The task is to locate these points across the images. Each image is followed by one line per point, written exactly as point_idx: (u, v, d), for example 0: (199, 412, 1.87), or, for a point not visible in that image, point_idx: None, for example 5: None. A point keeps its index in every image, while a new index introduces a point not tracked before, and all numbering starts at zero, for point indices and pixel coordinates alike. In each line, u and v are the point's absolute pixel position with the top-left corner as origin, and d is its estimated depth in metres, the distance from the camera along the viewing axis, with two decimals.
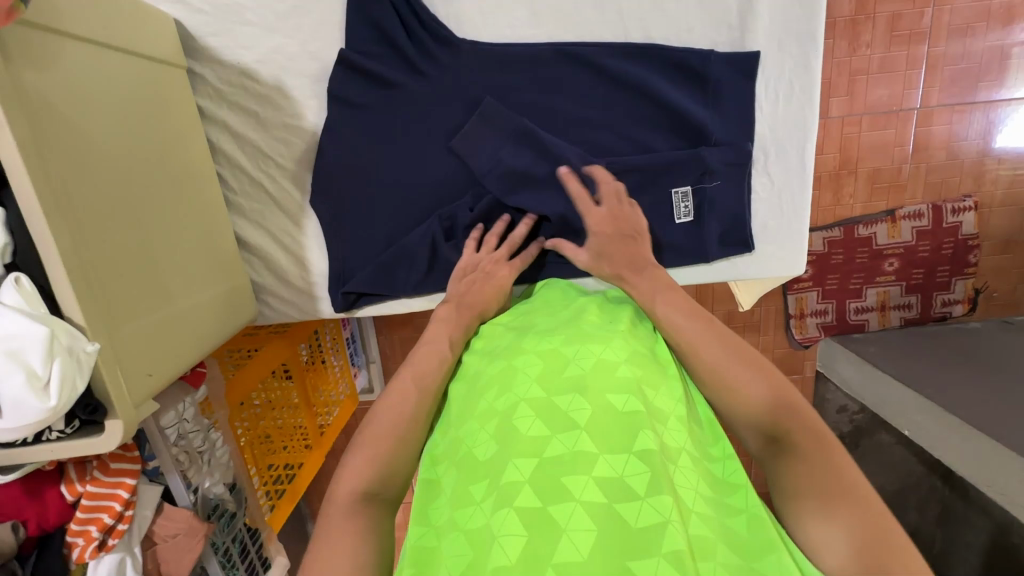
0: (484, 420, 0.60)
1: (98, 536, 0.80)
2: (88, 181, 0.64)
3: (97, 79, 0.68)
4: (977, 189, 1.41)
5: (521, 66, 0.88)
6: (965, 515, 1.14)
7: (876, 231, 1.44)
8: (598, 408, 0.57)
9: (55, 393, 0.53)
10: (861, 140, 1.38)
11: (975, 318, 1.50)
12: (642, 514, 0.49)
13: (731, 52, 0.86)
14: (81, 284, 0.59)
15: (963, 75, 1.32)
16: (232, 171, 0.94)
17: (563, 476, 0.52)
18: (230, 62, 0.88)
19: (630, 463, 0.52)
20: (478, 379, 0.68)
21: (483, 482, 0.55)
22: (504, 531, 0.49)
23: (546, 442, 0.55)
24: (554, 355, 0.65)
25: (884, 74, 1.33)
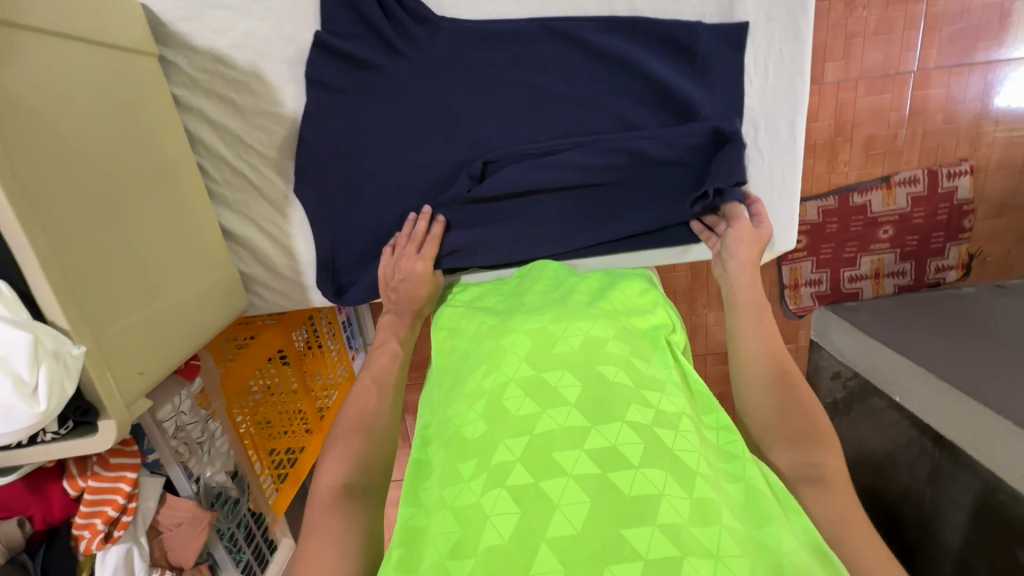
0: (472, 399, 0.64)
1: (103, 528, 0.81)
2: (62, 180, 0.63)
3: (64, 74, 0.66)
4: (973, 153, 1.39)
5: (503, 43, 0.85)
6: (954, 475, 1.13)
7: (870, 198, 1.42)
8: (588, 382, 0.61)
9: (44, 398, 0.53)
10: (856, 105, 1.36)
11: (969, 283, 1.50)
12: (637, 483, 0.51)
13: (719, 23, 0.84)
14: (63, 289, 0.59)
15: (962, 36, 1.29)
16: (213, 161, 0.92)
17: (555, 451, 0.54)
18: (202, 48, 0.86)
19: (624, 433, 0.55)
20: (467, 362, 0.71)
21: (471, 460, 0.57)
22: (498, 511, 0.51)
23: (536, 419, 0.58)
24: (542, 333, 0.68)
25: (880, 36, 1.30)
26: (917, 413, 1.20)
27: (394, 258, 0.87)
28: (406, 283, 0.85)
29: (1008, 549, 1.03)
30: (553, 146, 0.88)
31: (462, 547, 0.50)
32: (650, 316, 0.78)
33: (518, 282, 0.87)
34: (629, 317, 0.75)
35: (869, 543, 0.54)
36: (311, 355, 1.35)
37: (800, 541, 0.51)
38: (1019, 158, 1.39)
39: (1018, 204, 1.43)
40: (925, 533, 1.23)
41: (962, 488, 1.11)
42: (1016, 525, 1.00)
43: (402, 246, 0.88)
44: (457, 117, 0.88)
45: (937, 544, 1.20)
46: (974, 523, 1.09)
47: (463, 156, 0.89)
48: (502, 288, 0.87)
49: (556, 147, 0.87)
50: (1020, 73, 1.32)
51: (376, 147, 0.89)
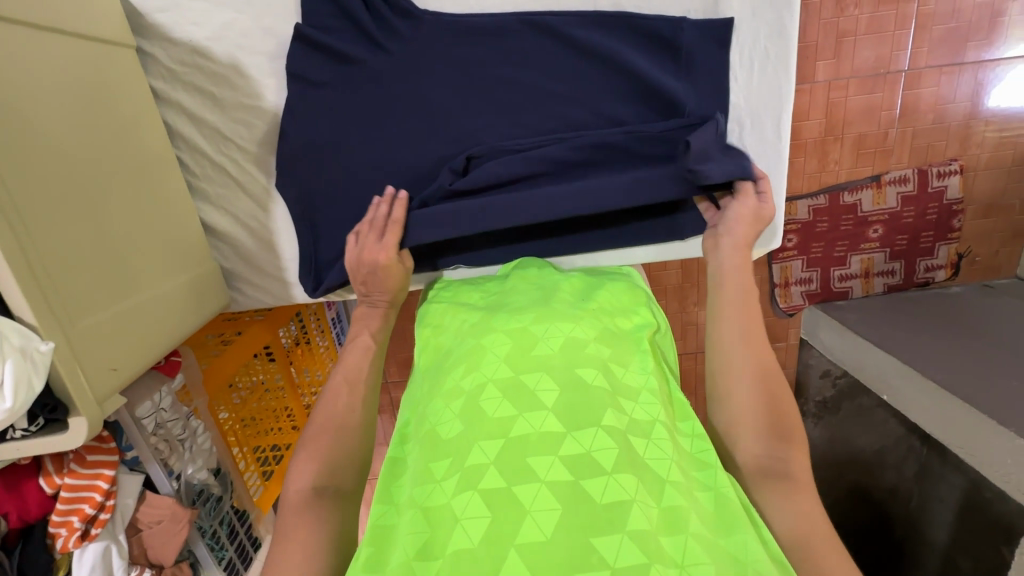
0: (450, 398, 0.63)
1: (80, 526, 0.80)
2: (32, 174, 0.62)
3: (40, 66, 0.65)
4: (963, 153, 1.39)
5: (485, 37, 0.84)
6: (942, 473, 1.25)
7: (861, 197, 1.42)
8: (566, 386, 0.60)
9: (10, 395, 0.52)
10: (847, 104, 1.35)
11: (957, 282, 1.50)
12: (609, 490, 0.51)
13: (704, 19, 0.83)
14: (30, 284, 0.58)
15: (953, 35, 1.29)
16: (193, 155, 0.91)
17: (529, 456, 0.54)
18: (181, 40, 0.84)
19: (598, 438, 0.55)
20: (447, 361, 0.71)
21: (445, 461, 0.57)
22: (469, 514, 0.51)
23: (512, 422, 0.58)
24: (523, 333, 0.68)
25: (872, 35, 1.30)
26: (906, 412, 1.23)
27: (358, 247, 0.85)
28: (374, 275, 0.83)
29: (992, 548, 1.11)
30: (539, 142, 0.87)
31: (431, 548, 0.50)
32: (632, 317, 0.78)
33: (503, 280, 0.86)
34: (610, 318, 0.75)
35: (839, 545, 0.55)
36: (298, 352, 1.34)
37: (761, 548, 0.52)
38: (1008, 158, 1.39)
39: (1007, 205, 1.43)
40: (912, 526, 1.34)
41: (949, 486, 1.23)
42: (1001, 522, 1.08)
43: (365, 234, 0.85)
44: (439, 110, 0.87)
45: (923, 538, 1.31)
46: (960, 520, 1.20)
47: (445, 151, 0.89)
48: (484, 285, 0.86)
49: (541, 143, 0.87)
50: (1010, 73, 1.32)
51: (359, 142, 0.88)
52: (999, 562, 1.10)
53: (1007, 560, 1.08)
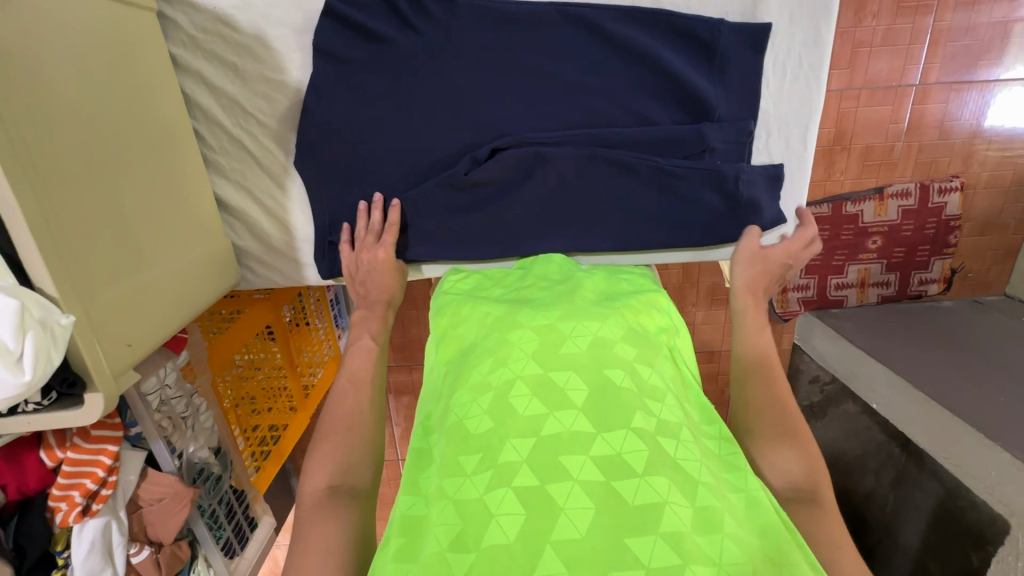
0: (478, 394, 0.63)
1: (81, 501, 0.78)
2: (52, 138, 0.59)
3: (61, 24, 0.62)
4: (964, 170, 1.41)
5: (516, 25, 0.83)
6: (918, 480, 1.22)
7: (863, 208, 1.43)
8: (596, 387, 0.61)
9: (29, 367, 0.50)
10: (857, 115, 1.36)
11: (948, 297, 1.52)
12: (640, 491, 0.52)
13: (741, 23, 0.82)
14: (50, 253, 0.55)
15: (965, 52, 1.30)
16: (210, 127, 0.88)
17: (562, 454, 0.55)
18: (205, 6, 0.80)
19: (628, 440, 0.55)
20: (471, 355, 0.71)
21: (475, 455, 0.57)
22: (503, 509, 0.51)
23: (544, 420, 0.58)
24: (549, 330, 0.68)
25: (886, 47, 1.30)
26: (892, 420, 1.25)
27: (354, 251, 0.88)
28: (371, 273, 0.85)
29: (963, 554, 1.12)
30: (566, 137, 0.86)
31: (463, 541, 0.51)
32: (654, 318, 0.79)
33: (526, 274, 0.87)
34: (634, 317, 0.76)
35: (843, 550, 0.57)
36: (297, 331, 1.31)
37: (800, 556, 0.52)
38: (1007, 178, 1.41)
39: (1002, 224, 1.46)
40: (885, 532, 1.33)
41: (925, 493, 1.21)
42: (972, 530, 1.09)
43: (360, 238, 0.88)
44: (467, 97, 0.85)
45: (894, 544, 1.31)
46: (934, 527, 1.20)
47: (471, 138, 0.87)
48: (504, 280, 0.86)
49: (568, 139, 0.86)
50: (1013, 92, 1.33)
51: (382, 125, 0.86)
52: (968, 567, 1.11)
53: (977, 566, 1.09)
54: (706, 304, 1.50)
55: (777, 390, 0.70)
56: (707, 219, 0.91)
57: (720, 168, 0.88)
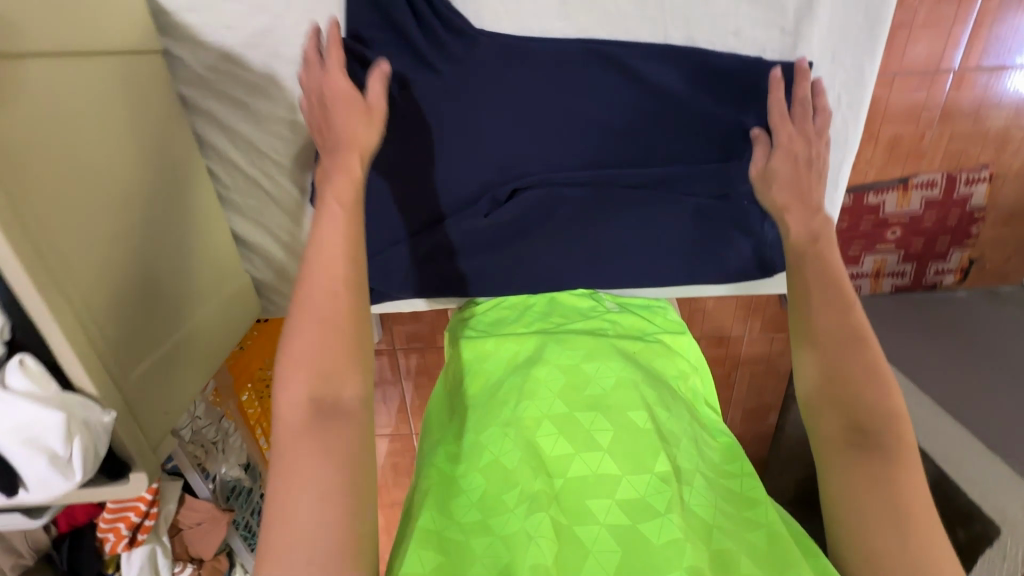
0: (507, 429, 0.68)
1: (127, 533, 0.84)
2: (87, 226, 0.59)
3: (67, 92, 0.58)
4: (995, 159, 1.29)
5: (540, 59, 0.78)
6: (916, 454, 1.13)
7: (885, 199, 1.30)
8: (620, 428, 0.67)
9: (79, 467, 0.52)
10: (887, 104, 1.21)
11: (963, 286, 1.43)
12: (663, 532, 0.58)
13: (781, 61, 0.77)
14: (86, 353, 0.55)
15: (1013, 34, 1.16)
16: (224, 166, 0.85)
17: (589, 499, 0.62)
18: (214, 44, 0.76)
19: (652, 483, 0.62)
20: (495, 393, 0.75)
21: (514, 490, 0.62)
22: (540, 533, 0.57)
23: (570, 461, 0.65)
24: (574, 371, 0.74)
25: (926, 30, 1.14)
26: None
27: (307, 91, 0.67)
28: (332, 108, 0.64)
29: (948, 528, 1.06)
30: (592, 177, 0.84)
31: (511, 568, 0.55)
32: (676, 361, 0.81)
33: (551, 309, 0.87)
34: (651, 360, 0.79)
35: None
36: None
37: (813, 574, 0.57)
38: None
39: None
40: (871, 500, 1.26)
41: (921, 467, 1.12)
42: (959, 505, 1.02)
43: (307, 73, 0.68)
44: (487, 135, 0.82)
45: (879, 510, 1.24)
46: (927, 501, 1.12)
47: (491, 177, 0.84)
48: (526, 312, 0.87)
49: (593, 179, 0.84)
50: None
51: (399, 163, 0.83)
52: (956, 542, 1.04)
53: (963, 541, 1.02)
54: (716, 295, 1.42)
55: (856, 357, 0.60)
56: (734, 260, 0.90)
57: (746, 210, 0.86)
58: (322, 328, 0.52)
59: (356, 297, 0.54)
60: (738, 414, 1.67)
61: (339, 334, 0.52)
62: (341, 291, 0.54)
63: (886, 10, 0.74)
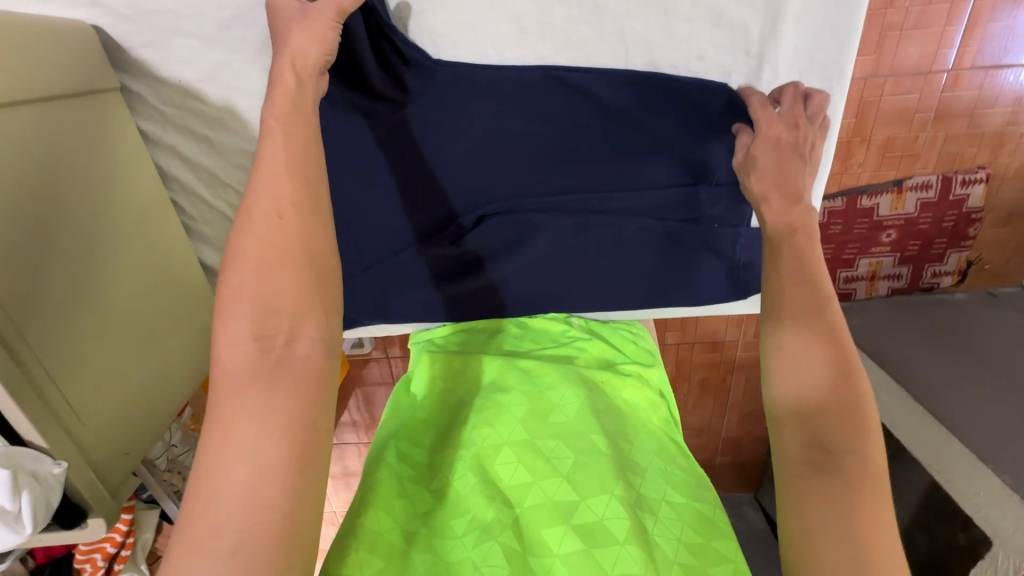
0: (464, 453, 0.69)
1: (103, 564, 0.86)
2: (42, 276, 0.59)
3: (15, 143, 0.58)
4: (992, 160, 1.20)
5: (501, 88, 0.77)
6: (914, 460, 1.14)
7: (879, 202, 1.23)
8: (578, 455, 0.68)
9: (30, 519, 0.53)
10: (880, 106, 1.14)
11: (961, 289, 1.34)
12: (617, 561, 0.58)
13: (744, 86, 0.76)
14: (35, 406, 0.55)
15: (1010, 33, 1.07)
16: (188, 198, 0.85)
17: (543, 527, 0.62)
18: (171, 80, 0.76)
19: (610, 509, 0.62)
20: (457, 410, 0.76)
21: (464, 517, 0.64)
22: (487, 563, 0.58)
23: (528, 489, 0.65)
24: (539, 398, 0.74)
25: (919, 32, 1.06)
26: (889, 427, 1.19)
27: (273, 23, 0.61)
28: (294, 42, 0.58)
29: (948, 530, 1.09)
30: (561, 201, 0.83)
31: None
32: (644, 392, 0.80)
33: (524, 333, 0.87)
34: (621, 387, 0.79)
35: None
36: None
37: None
38: None
39: None
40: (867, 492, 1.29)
41: (919, 472, 1.13)
42: (960, 513, 1.05)
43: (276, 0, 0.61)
44: (451, 165, 0.81)
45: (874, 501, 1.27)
46: (922, 502, 1.14)
47: (457, 204, 0.84)
48: (498, 334, 0.87)
49: (562, 202, 0.83)
50: None
51: (363, 192, 0.82)
52: (953, 543, 1.09)
53: (963, 545, 1.06)
54: None
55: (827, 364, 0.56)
56: (705, 282, 0.89)
57: (716, 232, 0.85)
58: (267, 261, 0.49)
59: (302, 259, 0.50)
60: (736, 417, 1.62)
61: (286, 276, 0.49)
62: (289, 217, 0.50)
63: (854, 31, 0.71)
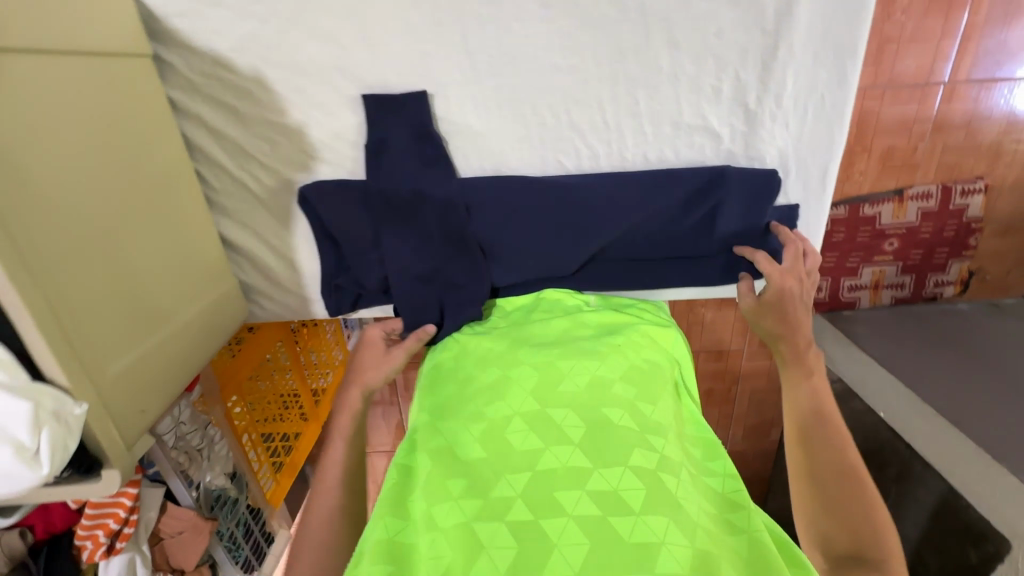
0: (472, 422, 0.69)
1: (105, 541, 0.82)
2: (59, 214, 0.58)
3: (51, 91, 0.59)
4: (990, 171, 1.22)
5: (524, 64, 0.79)
6: (922, 475, 1.11)
7: (881, 210, 1.24)
8: (592, 425, 0.66)
9: (47, 460, 0.51)
10: (880, 116, 1.16)
11: (964, 299, 1.35)
12: (636, 529, 0.56)
13: (760, 62, 0.78)
14: (63, 347, 0.55)
15: (1003, 48, 1.10)
16: (212, 169, 0.86)
17: (557, 490, 0.60)
18: (203, 49, 0.78)
19: (625, 477, 0.60)
20: (467, 384, 0.75)
21: (469, 488, 0.62)
22: (496, 544, 0.56)
23: (539, 454, 0.63)
24: (550, 368, 0.73)
25: (916, 44, 1.09)
26: (901, 432, 1.15)
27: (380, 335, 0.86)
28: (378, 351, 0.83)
29: (960, 550, 1.05)
30: (588, 181, 0.85)
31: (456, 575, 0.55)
32: (662, 355, 0.81)
33: (535, 304, 0.89)
34: (636, 351, 0.78)
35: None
36: (304, 335, 1.28)
37: None
38: None
39: None
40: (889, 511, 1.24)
41: (926, 489, 1.11)
42: (972, 529, 1.01)
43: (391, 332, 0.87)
44: (479, 139, 0.84)
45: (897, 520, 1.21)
46: (933, 520, 1.11)
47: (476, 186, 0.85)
48: (510, 315, 0.88)
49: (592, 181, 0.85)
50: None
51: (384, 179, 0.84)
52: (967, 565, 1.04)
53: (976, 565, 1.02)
54: (715, 305, 1.36)
55: (858, 509, 0.61)
56: (722, 263, 0.91)
57: (736, 214, 0.86)
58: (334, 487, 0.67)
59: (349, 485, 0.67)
60: (740, 430, 1.61)
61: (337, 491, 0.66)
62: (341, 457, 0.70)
63: (865, 11, 0.74)
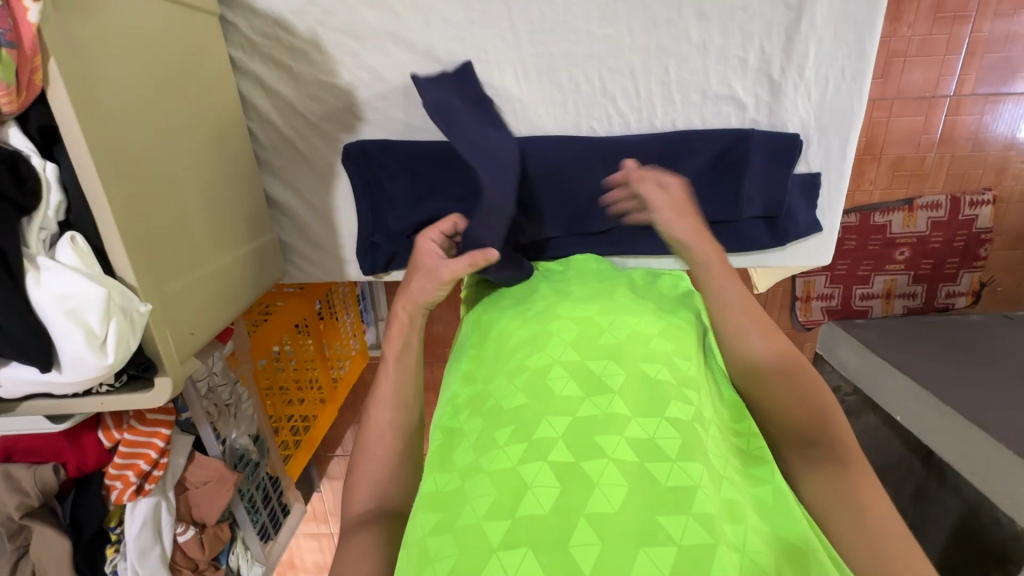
0: (515, 376, 0.68)
1: (135, 481, 0.83)
2: (127, 138, 0.61)
3: (128, 25, 0.62)
4: (998, 183, 1.25)
5: (562, 34, 0.84)
6: (939, 494, 1.06)
7: (891, 219, 1.27)
8: (632, 374, 0.64)
9: (112, 350, 0.54)
10: (888, 126, 1.21)
11: (976, 310, 1.35)
12: (673, 475, 0.55)
13: (784, 35, 0.83)
14: (135, 248, 0.59)
15: (1006, 63, 1.15)
16: (263, 126, 0.91)
17: (597, 434, 0.57)
18: (265, 11, 0.84)
19: (662, 427, 0.59)
20: (506, 344, 0.75)
21: (507, 430, 0.61)
22: (538, 482, 0.54)
23: (580, 402, 0.61)
24: (589, 323, 0.73)
25: (921, 58, 1.15)
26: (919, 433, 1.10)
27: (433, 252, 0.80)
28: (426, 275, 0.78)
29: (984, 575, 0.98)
30: (620, 146, 0.89)
31: (499, 509, 0.54)
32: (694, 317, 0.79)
33: (565, 269, 0.89)
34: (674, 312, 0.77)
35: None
36: (324, 323, 1.29)
37: (825, 554, 0.54)
38: None
39: None
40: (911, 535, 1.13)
41: (944, 509, 1.05)
42: (995, 548, 0.95)
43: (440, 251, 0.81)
44: (518, 105, 0.89)
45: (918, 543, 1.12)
46: (955, 545, 1.04)
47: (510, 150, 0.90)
48: (546, 274, 0.89)
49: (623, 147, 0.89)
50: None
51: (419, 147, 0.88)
52: None
53: None
54: None
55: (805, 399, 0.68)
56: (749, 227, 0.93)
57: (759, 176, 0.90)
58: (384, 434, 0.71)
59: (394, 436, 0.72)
60: None
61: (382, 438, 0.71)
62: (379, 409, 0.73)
63: None
